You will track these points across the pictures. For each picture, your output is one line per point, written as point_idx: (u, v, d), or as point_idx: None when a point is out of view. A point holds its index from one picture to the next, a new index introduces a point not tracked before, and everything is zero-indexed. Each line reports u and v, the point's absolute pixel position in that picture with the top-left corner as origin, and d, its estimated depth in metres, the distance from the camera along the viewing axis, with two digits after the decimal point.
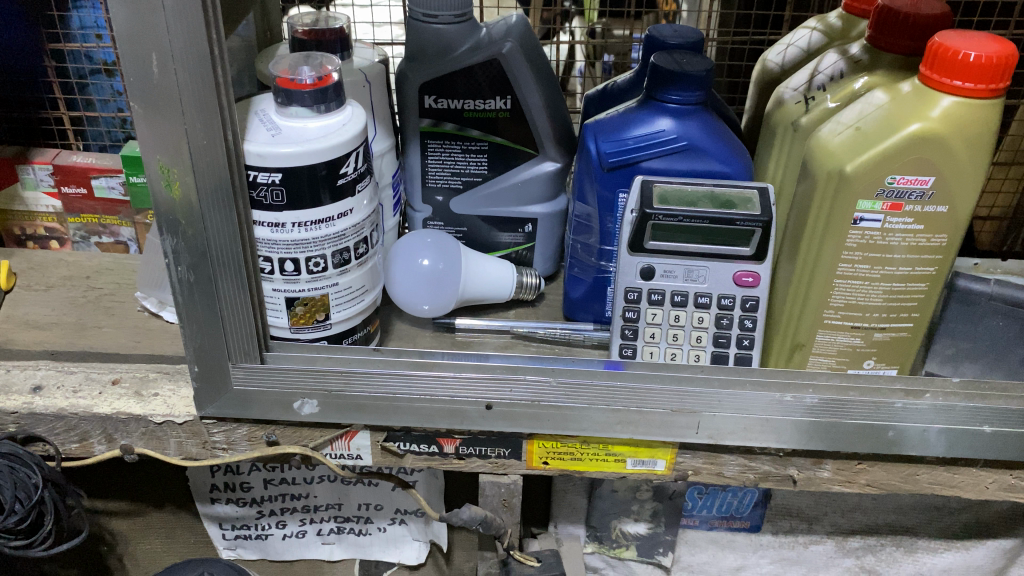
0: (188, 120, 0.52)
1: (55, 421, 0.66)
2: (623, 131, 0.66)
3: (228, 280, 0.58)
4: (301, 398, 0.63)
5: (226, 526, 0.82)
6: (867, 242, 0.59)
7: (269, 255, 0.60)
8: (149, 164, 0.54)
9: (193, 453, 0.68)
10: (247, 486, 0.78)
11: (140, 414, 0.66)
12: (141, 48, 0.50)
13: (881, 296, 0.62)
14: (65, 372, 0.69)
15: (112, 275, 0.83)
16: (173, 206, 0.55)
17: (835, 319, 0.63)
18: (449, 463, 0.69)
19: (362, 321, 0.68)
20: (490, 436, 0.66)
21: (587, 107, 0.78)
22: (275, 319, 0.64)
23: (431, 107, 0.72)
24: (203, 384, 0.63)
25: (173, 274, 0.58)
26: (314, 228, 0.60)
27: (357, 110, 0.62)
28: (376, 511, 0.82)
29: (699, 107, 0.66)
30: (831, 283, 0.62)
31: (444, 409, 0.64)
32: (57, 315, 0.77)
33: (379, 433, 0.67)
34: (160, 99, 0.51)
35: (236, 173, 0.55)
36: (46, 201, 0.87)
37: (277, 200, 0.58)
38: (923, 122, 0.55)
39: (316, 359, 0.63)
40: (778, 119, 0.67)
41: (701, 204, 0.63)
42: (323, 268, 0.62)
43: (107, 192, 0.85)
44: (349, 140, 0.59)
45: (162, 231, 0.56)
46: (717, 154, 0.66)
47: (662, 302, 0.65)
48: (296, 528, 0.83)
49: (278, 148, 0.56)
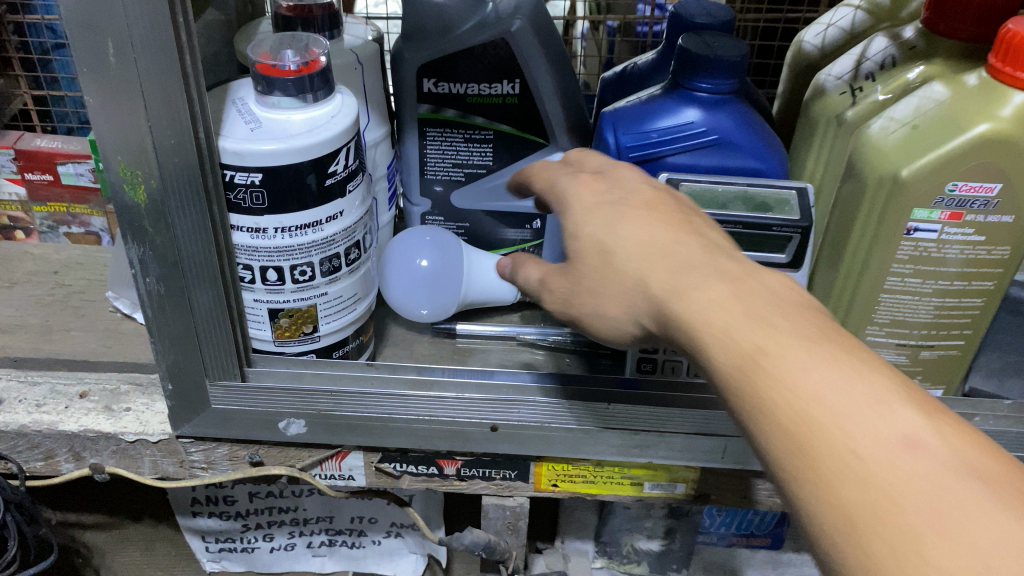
0: (152, 115, 0.45)
1: (17, 438, 0.60)
2: (646, 122, 0.60)
3: (203, 292, 0.52)
4: (286, 418, 0.58)
5: (209, 538, 0.76)
6: (919, 254, 0.53)
7: (249, 263, 0.53)
8: (109, 165, 0.47)
9: (169, 472, 0.63)
10: (231, 500, 0.72)
11: (110, 433, 0.60)
12: (94, 33, 0.42)
13: (930, 312, 0.56)
14: (27, 383, 0.63)
15: (82, 271, 0.75)
16: (138, 211, 0.49)
17: (878, 335, 0.57)
18: (450, 484, 0.63)
19: (355, 331, 0.61)
20: (495, 458, 0.61)
21: (603, 91, 0.69)
22: (257, 331, 0.57)
23: (430, 92, 0.64)
24: (178, 403, 0.57)
25: (141, 285, 0.52)
26: (300, 233, 0.53)
27: (348, 99, 0.55)
28: (370, 524, 0.76)
29: (731, 98, 0.59)
30: (876, 298, 0.55)
31: (445, 431, 0.58)
32: (20, 316, 0.70)
33: (373, 453, 0.61)
34: (120, 91, 0.44)
35: (209, 174, 0.48)
36: (11, 188, 0.78)
37: (256, 202, 0.51)
38: (992, 122, 0.48)
39: (304, 376, 0.57)
40: (819, 112, 0.60)
41: (733, 207, 0.56)
42: (311, 277, 0.55)
43: (76, 179, 0.77)
44: (339, 135, 0.52)
45: (127, 238, 0.50)
46: (750, 150, 0.59)
47: None
48: (285, 540, 0.77)
49: (258, 145, 0.49)
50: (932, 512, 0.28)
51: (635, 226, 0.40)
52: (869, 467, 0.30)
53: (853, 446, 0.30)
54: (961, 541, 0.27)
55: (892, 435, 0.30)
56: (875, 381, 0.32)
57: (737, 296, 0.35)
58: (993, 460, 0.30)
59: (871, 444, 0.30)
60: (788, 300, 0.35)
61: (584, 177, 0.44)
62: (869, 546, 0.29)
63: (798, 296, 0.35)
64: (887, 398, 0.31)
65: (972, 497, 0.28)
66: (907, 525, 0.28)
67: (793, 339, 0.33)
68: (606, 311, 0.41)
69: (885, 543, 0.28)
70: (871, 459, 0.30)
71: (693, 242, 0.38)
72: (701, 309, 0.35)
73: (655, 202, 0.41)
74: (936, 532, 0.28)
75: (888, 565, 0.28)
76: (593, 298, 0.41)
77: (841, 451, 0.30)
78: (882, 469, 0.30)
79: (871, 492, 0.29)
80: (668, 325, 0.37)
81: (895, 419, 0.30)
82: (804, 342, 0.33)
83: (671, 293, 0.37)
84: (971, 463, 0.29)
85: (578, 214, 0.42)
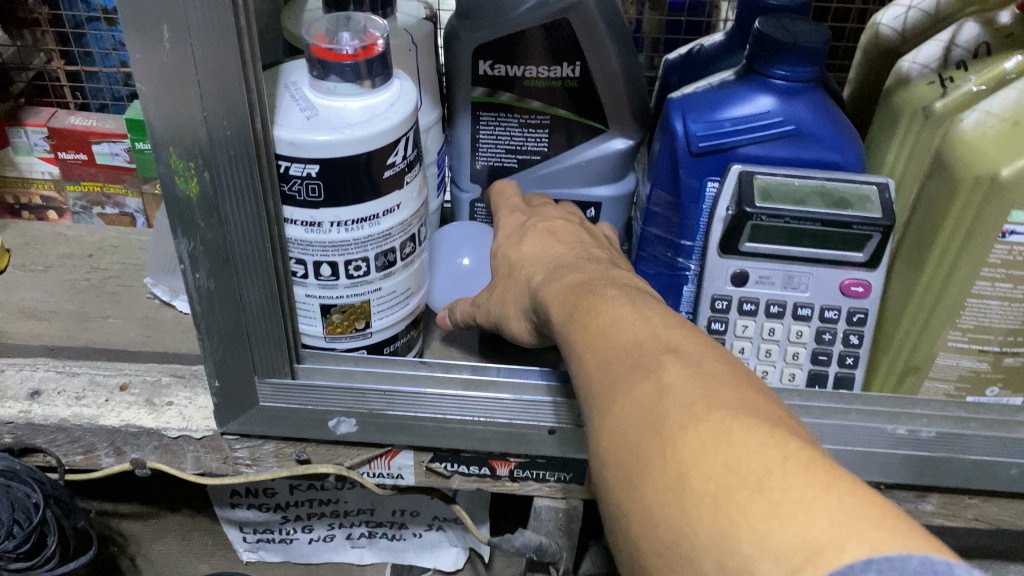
0: (207, 105, 0.42)
1: (57, 432, 0.58)
2: (717, 110, 0.56)
3: (254, 286, 0.49)
4: (337, 416, 0.55)
5: (247, 530, 0.74)
6: (1013, 258, 0.50)
7: (302, 257, 0.51)
8: (160, 155, 0.44)
9: (212, 468, 0.61)
10: (271, 492, 0.70)
11: (153, 428, 0.58)
12: (150, 18, 0.39)
13: (1018, 319, 0.52)
14: (66, 374, 0.60)
15: (118, 254, 0.73)
16: (189, 204, 0.46)
17: (960, 342, 0.54)
18: (501, 485, 0.61)
19: (405, 327, 0.59)
20: (549, 460, 0.58)
21: (667, 73, 0.67)
22: (308, 327, 0.55)
23: (486, 74, 0.61)
24: (225, 399, 0.55)
25: (191, 279, 0.49)
26: (356, 227, 0.50)
27: (406, 85, 0.52)
28: (412, 517, 0.74)
29: (811, 86, 0.56)
30: (962, 303, 0.52)
31: (501, 433, 0.56)
32: (56, 302, 0.67)
33: (424, 453, 0.59)
34: (174, 79, 0.41)
35: (266, 165, 0.45)
36: (42, 166, 0.75)
37: (312, 194, 0.48)
38: None
39: (355, 374, 0.55)
40: (902, 103, 0.56)
41: (810, 203, 0.53)
42: (365, 272, 0.53)
43: (111, 159, 0.74)
44: (399, 124, 0.49)
45: (177, 232, 0.47)
46: (827, 141, 0.56)
47: (755, 311, 0.57)
48: (324, 532, 0.75)
49: (314, 136, 0.46)
50: (627, 381, 0.34)
51: (535, 248, 0.51)
52: (606, 363, 0.36)
53: (605, 357, 0.36)
54: (635, 403, 0.33)
55: (628, 338, 0.36)
56: (639, 311, 0.38)
57: (580, 276, 0.44)
58: (708, 349, 0.35)
59: (610, 348, 0.36)
60: (622, 279, 0.43)
61: (515, 213, 0.57)
62: (594, 420, 0.35)
63: (626, 274, 0.44)
64: (640, 319, 0.37)
65: (658, 364, 0.34)
66: (609, 394, 0.35)
67: (600, 293, 0.40)
68: (508, 319, 0.51)
69: (597, 410, 0.35)
70: (610, 357, 0.36)
71: (575, 256, 0.48)
72: (553, 291, 0.44)
73: (558, 228, 0.52)
74: (619, 393, 0.34)
75: (602, 441, 0.34)
76: (502, 307, 0.52)
77: (598, 359, 0.37)
78: (610, 359, 0.36)
79: (601, 378, 0.36)
80: (540, 309, 0.46)
81: (635, 329, 0.36)
82: (609, 298, 0.39)
83: (540, 284, 0.46)
84: (678, 346, 0.34)
85: (501, 240, 0.54)
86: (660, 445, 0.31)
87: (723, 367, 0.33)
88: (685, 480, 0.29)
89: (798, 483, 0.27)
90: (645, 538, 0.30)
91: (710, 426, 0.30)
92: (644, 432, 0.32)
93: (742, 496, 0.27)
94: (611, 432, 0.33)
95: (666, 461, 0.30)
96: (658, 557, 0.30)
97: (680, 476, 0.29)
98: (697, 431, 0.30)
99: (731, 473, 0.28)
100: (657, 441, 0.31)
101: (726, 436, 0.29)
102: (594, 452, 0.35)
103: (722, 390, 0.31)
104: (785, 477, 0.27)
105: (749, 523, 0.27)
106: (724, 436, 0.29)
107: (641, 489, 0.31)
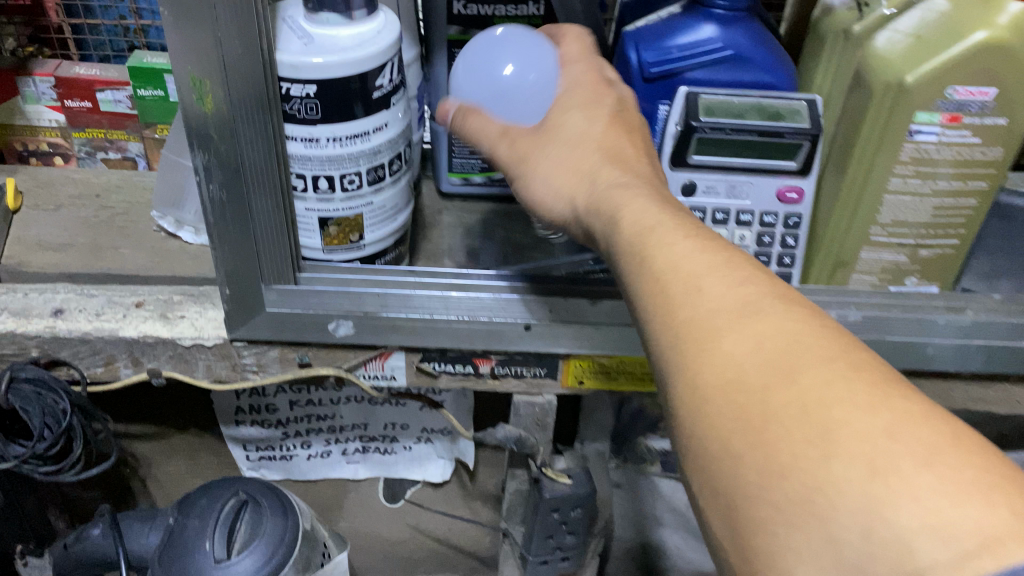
0: (220, 28, 0.48)
1: (80, 345, 0.64)
2: (666, 39, 0.63)
3: (262, 195, 0.56)
4: (336, 319, 0.62)
5: (250, 448, 0.81)
6: (920, 155, 0.58)
7: (302, 172, 0.57)
8: (179, 76, 0.50)
9: (222, 376, 0.67)
10: (273, 408, 0.77)
11: (168, 338, 0.64)
12: None
13: (928, 213, 0.61)
14: (85, 295, 0.66)
15: (123, 194, 0.78)
16: (205, 119, 0.52)
17: (881, 236, 0.62)
18: (485, 382, 0.69)
19: (394, 242, 0.66)
20: (526, 356, 0.66)
21: (623, 13, 0.74)
22: (307, 240, 0.62)
23: (459, 14, 0.68)
24: (235, 305, 0.61)
25: (206, 192, 0.55)
26: (349, 143, 0.57)
27: (389, 18, 0.58)
28: (403, 430, 0.81)
29: (745, 15, 0.64)
30: (880, 200, 0.60)
31: (482, 331, 0.63)
32: (69, 236, 0.73)
33: (414, 354, 0.66)
34: (192, 6, 0.47)
35: (270, 84, 0.51)
36: (49, 115, 0.81)
37: (310, 113, 0.55)
38: (989, 30, 0.53)
39: (350, 282, 0.61)
40: (828, 28, 0.65)
41: (748, 117, 0.61)
42: (358, 185, 0.59)
43: (114, 105, 0.80)
44: (385, 50, 0.56)
45: (193, 147, 0.54)
46: (762, 64, 0.63)
47: (703, 218, 0.64)
48: (321, 448, 0.82)
49: (311, 58, 0.53)
50: (746, 328, 0.37)
51: (607, 140, 0.50)
52: (699, 290, 0.40)
53: (699, 287, 0.40)
54: (766, 357, 0.36)
55: (731, 286, 0.39)
56: (741, 264, 0.41)
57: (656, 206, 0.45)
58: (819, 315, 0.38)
59: (704, 283, 0.40)
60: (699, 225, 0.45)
61: (595, 76, 0.54)
62: (687, 352, 0.38)
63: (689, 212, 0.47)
64: (747, 273, 0.40)
65: (782, 320, 0.37)
66: (721, 332, 0.38)
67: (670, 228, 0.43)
68: (547, 196, 0.50)
69: (698, 345, 0.38)
70: (703, 285, 0.40)
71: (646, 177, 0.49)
72: (631, 205, 0.45)
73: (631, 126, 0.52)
74: (731, 333, 0.37)
75: (706, 373, 0.37)
76: (547, 178, 0.50)
77: (687, 284, 0.40)
78: (707, 294, 0.39)
79: (696, 309, 0.39)
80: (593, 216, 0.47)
81: (738, 278, 0.40)
82: (706, 243, 0.42)
83: (615, 185, 0.47)
84: (796, 306, 0.38)
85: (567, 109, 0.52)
86: (799, 400, 0.34)
87: (840, 335, 0.37)
88: (834, 438, 0.32)
89: (958, 462, 0.30)
90: (762, 484, 0.34)
91: (860, 396, 0.33)
92: (776, 381, 0.35)
93: (901, 466, 0.30)
94: (728, 371, 0.36)
95: (807, 414, 0.33)
96: (777, 502, 0.33)
97: (827, 434, 0.32)
98: (843, 396, 0.33)
99: (891, 446, 0.31)
100: (794, 393, 0.34)
101: (878, 408, 0.32)
102: (691, 385, 0.38)
103: (854, 360, 0.35)
104: (946, 455, 0.31)
105: (908, 490, 0.30)
106: (877, 407, 0.33)
107: (768, 436, 0.34)
